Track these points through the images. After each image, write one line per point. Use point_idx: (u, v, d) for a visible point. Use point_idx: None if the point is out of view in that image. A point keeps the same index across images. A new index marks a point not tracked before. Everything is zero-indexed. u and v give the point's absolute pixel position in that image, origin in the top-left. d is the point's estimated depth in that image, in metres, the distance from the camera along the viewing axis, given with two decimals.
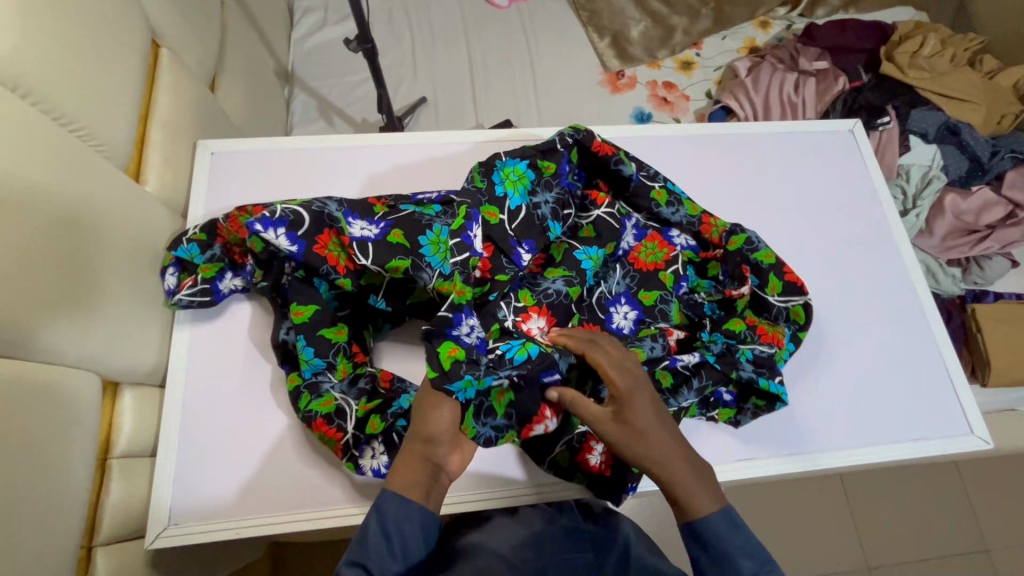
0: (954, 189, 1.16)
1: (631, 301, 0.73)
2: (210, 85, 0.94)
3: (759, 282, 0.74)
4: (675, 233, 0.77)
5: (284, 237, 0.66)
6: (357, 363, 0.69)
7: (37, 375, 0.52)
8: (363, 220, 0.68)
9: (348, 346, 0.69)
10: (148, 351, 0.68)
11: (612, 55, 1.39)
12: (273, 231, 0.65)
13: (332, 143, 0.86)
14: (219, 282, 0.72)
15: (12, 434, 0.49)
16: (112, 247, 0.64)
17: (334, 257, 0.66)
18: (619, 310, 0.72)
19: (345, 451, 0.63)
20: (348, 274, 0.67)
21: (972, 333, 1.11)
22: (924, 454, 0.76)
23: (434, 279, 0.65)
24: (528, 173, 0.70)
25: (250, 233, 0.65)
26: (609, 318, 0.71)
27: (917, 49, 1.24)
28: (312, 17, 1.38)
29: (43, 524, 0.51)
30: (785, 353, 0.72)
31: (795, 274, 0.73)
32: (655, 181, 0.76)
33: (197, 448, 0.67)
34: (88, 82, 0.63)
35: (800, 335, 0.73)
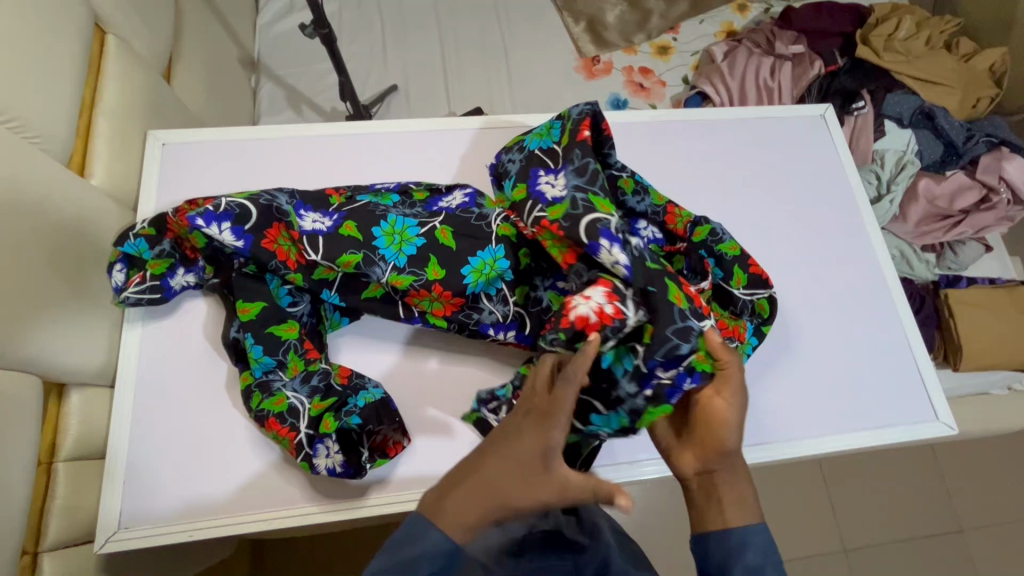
0: (928, 174, 1.15)
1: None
2: (165, 75, 0.91)
3: (723, 275, 0.72)
4: (642, 224, 0.74)
5: (228, 232, 0.64)
6: (310, 360, 0.66)
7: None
8: (315, 212, 0.67)
9: (300, 342, 0.67)
10: (96, 351, 0.66)
11: (587, 41, 1.36)
12: (216, 225, 0.64)
13: (290, 132, 0.83)
14: (169, 279, 0.69)
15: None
16: (53, 244, 0.61)
17: (284, 251, 0.66)
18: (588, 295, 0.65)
19: (298, 450, 0.62)
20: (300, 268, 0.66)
21: (945, 318, 1.11)
22: (891, 440, 0.76)
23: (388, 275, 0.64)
24: (549, 143, 0.69)
25: (191, 227, 0.64)
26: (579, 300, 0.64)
27: (893, 31, 1.22)
28: (278, 2, 1.34)
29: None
30: (748, 347, 0.71)
31: (760, 267, 0.72)
32: (622, 170, 0.73)
33: (149, 451, 0.65)
34: (22, 71, 0.60)
35: (764, 328, 0.72)
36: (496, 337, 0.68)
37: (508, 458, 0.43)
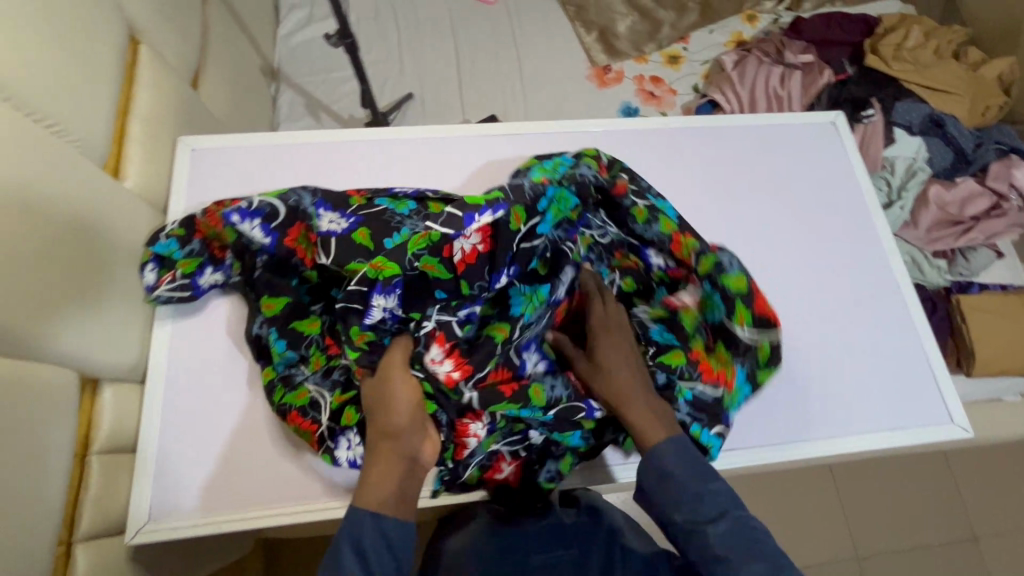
0: (939, 181, 1.16)
1: (539, 352, 0.67)
2: (193, 82, 0.94)
3: (727, 310, 0.70)
4: (651, 253, 0.73)
5: (258, 228, 0.67)
6: (331, 355, 0.68)
7: (14, 373, 0.52)
8: (333, 212, 0.67)
9: (321, 337, 0.69)
10: (129, 347, 0.68)
11: (599, 50, 1.39)
12: (249, 222, 0.66)
13: (314, 138, 0.85)
14: (198, 277, 0.71)
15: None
16: (90, 243, 0.63)
17: (304, 250, 0.67)
18: (531, 355, 0.65)
19: (320, 442, 0.64)
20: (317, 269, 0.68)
21: (958, 323, 1.12)
22: (905, 441, 0.77)
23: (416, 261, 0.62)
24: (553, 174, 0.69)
25: (225, 223, 0.67)
26: (523, 363, 0.64)
27: (902, 41, 1.24)
28: (297, 13, 1.37)
29: (21, 523, 0.51)
30: (734, 395, 0.71)
31: (766, 307, 0.70)
32: (640, 198, 0.71)
33: (177, 445, 0.67)
34: (64, 77, 0.62)
35: (756, 375, 0.72)
36: None
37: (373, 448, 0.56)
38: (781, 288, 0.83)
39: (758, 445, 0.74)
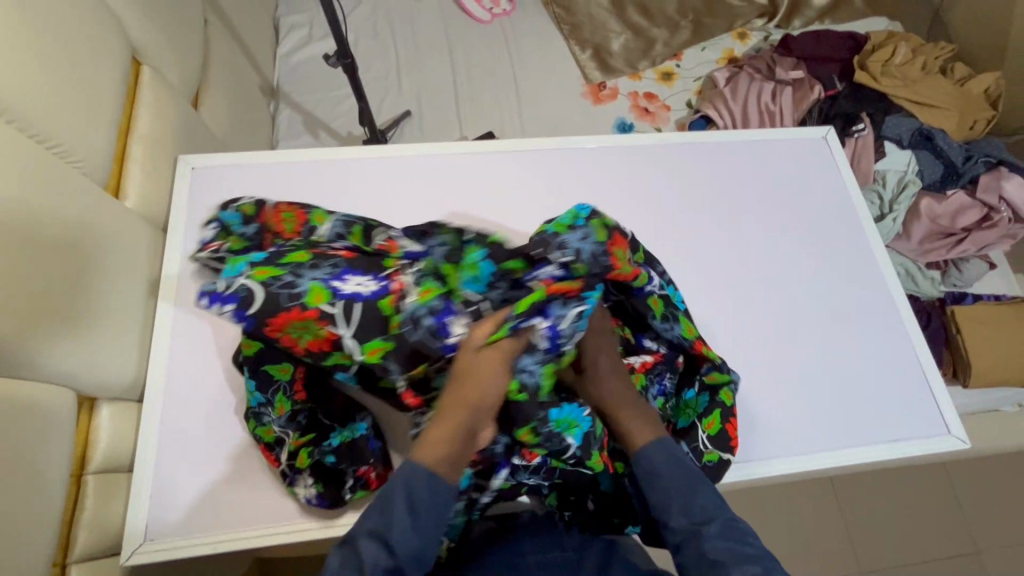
0: (930, 194, 1.17)
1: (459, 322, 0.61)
2: (193, 102, 0.95)
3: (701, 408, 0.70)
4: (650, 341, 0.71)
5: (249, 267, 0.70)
6: (299, 398, 0.66)
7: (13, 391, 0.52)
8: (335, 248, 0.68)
9: (289, 383, 0.66)
10: (126, 365, 0.68)
11: (594, 67, 1.42)
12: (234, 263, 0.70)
13: (311, 155, 0.86)
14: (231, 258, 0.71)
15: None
16: (89, 262, 0.64)
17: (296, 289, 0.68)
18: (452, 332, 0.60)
19: (281, 476, 0.66)
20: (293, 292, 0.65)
21: (953, 334, 1.13)
22: (903, 455, 0.77)
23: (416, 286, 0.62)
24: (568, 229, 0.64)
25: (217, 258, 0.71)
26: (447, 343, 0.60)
27: (889, 58, 1.26)
28: (297, 33, 1.40)
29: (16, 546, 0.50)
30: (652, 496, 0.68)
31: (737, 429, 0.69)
32: (655, 288, 0.68)
33: (175, 464, 0.66)
34: (68, 98, 0.63)
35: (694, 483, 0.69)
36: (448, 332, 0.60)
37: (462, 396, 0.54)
38: (781, 301, 0.84)
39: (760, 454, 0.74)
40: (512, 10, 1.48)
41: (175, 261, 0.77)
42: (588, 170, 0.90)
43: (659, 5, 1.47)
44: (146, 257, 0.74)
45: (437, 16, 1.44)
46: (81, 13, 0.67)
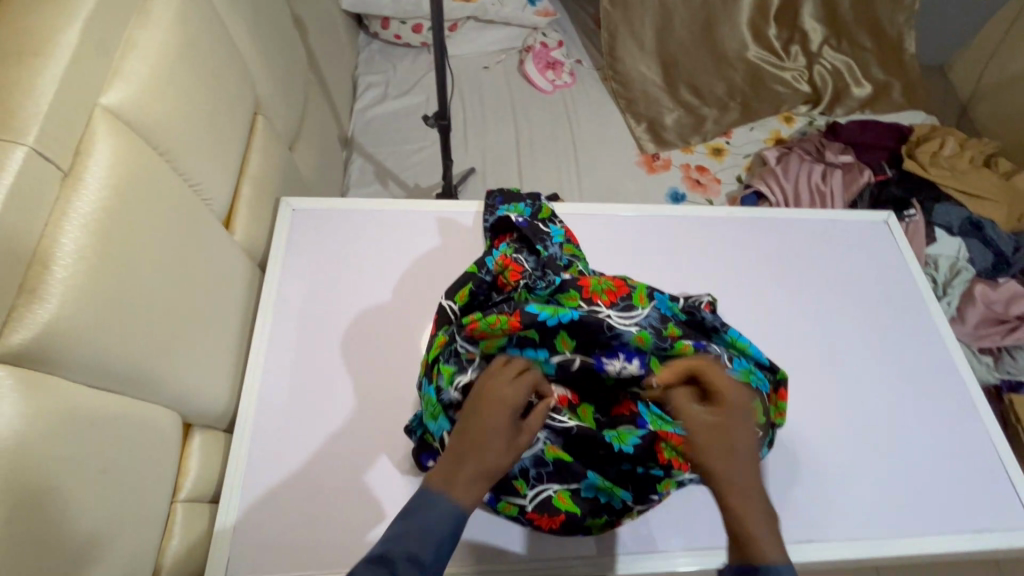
0: (983, 281, 1.19)
1: (631, 356, 0.67)
2: (290, 149, 1.02)
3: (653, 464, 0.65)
4: (613, 360, 0.66)
5: (632, 363, 0.67)
6: (502, 281, 0.73)
7: (123, 412, 0.53)
8: (619, 359, 0.67)
9: (488, 278, 0.74)
10: (221, 395, 0.69)
11: (648, 139, 1.50)
12: (621, 359, 0.67)
13: (401, 206, 0.91)
14: (635, 356, 0.67)
15: (92, 475, 0.49)
16: (203, 294, 0.67)
17: (597, 292, 0.70)
18: (615, 361, 0.66)
19: (520, 277, 0.72)
20: (570, 328, 0.67)
21: (1013, 424, 1.12)
22: (984, 547, 0.75)
23: (636, 327, 0.67)
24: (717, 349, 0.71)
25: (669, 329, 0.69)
26: (600, 361, 0.67)
27: (938, 149, 1.32)
28: (374, 91, 1.50)
29: (106, 567, 0.50)
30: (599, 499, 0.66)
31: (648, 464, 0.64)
32: (631, 324, 0.67)
33: (258, 495, 0.67)
34: (209, 141, 0.68)
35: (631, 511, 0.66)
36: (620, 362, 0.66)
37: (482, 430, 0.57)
38: (853, 383, 0.86)
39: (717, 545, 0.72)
40: (573, 82, 1.58)
41: (270, 296, 0.80)
42: (622, 237, 0.96)
43: (710, 88, 1.58)
44: (244, 290, 0.78)
45: (502, 84, 1.55)
46: (231, 67, 0.74)
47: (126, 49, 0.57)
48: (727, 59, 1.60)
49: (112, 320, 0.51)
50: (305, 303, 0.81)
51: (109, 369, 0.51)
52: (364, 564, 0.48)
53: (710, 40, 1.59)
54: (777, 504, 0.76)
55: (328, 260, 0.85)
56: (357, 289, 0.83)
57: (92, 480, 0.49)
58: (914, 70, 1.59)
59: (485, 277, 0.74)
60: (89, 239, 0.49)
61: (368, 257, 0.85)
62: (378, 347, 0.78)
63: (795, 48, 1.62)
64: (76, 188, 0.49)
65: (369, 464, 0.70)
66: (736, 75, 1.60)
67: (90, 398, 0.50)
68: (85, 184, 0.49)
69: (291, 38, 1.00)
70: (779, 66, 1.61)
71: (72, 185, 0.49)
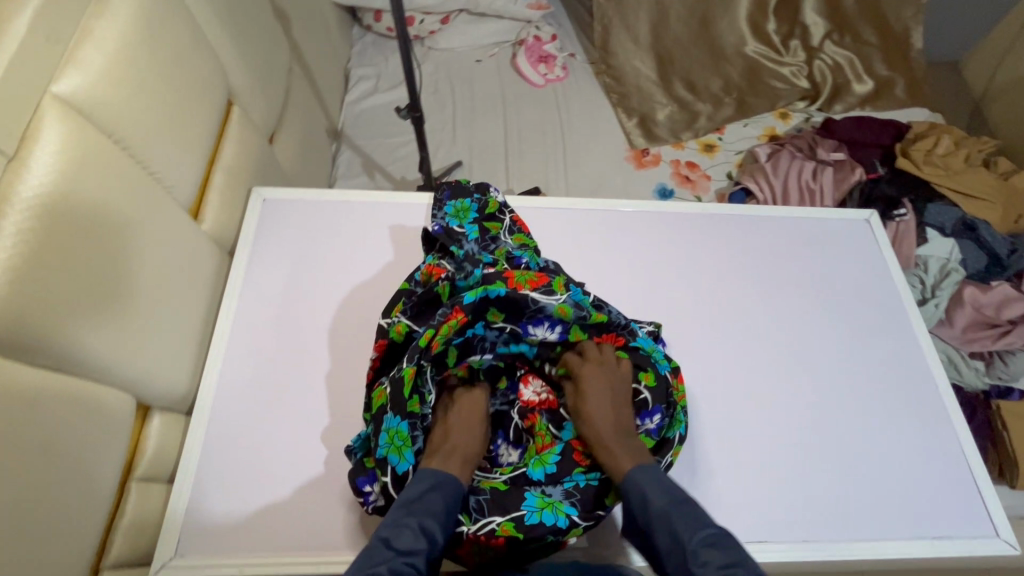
0: (973, 283, 1.16)
1: (556, 327, 0.73)
2: (270, 140, 1.03)
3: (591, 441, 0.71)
4: (536, 329, 0.72)
5: (551, 331, 0.73)
6: (431, 277, 0.76)
7: (68, 392, 0.55)
8: (541, 327, 0.72)
9: (420, 278, 0.77)
10: (181, 380, 0.72)
11: (639, 134, 1.49)
12: (541, 328, 0.72)
13: (372, 197, 0.92)
14: (556, 325, 0.72)
15: (35, 450, 0.51)
16: (163, 280, 0.68)
17: (522, 283, 0.71)
18: (540, 331, 0.72)
19: (443, 278, 0.75)
20: (499, 304, 0.71)
21: (999, 431, 1.08)
22: (946, 554, 0.74)
23: (556, 303, 0.70)
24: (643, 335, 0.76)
25: (587, 308, 0.72)
26: (526, 330, 0.72)
27: (931, 148, 1.29)
28: (365, 83, 1.51)
29: (50, 541, 0.52)
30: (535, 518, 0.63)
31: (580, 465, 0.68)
32: (554, 298, 0.71)
33: (213, 479, 0.69)
34: (172, 130, 0.69)
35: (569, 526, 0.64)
36: (538, 332, 0.72)
37: (460, 430, 0.67)
38: (822, 383, 0.85)
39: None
40: (565, 77, 1.57)
41: (237, 285, 0.82)
42: (595, 230, 0.95)
43: (705, 83, 1.56)
44: (211, 279, 0.80)
45: (494, 78, 1.55)
46: (200, 59, 0.75)
47: (81, 37, 0.58)
48: (723, 53, 1.57)
49: (56, 301, 0.52)
50: (272, 293, 0.82)
51: (55, 349, 0.53)
52: (397, 553, 0.55)
53: (706, 34, 1.56)
54: (737, 505, 0.75)
55: (297, 249, 0.86)
56: (324, 279, 0.84)
57: (34, 456, 0.50)
58: (918, 66, 1.54)
59: (415, 289, 0.76)
60: (29, 223, 0.50)
61: (336, 248, 0.87)
62: (341, 337, 0.79)
63: (794, 43, 1.58)
64: (20, 172, 0.50)
65: (324, 451, 0.72)
66: (733, 70, 1.57)
67: (32, 376, 0.51)
68: (31, 169, 0.51)
69: (272, 30, 1.01)
70: (777, 61, 1.58)
71: (16, 170, 0.50)
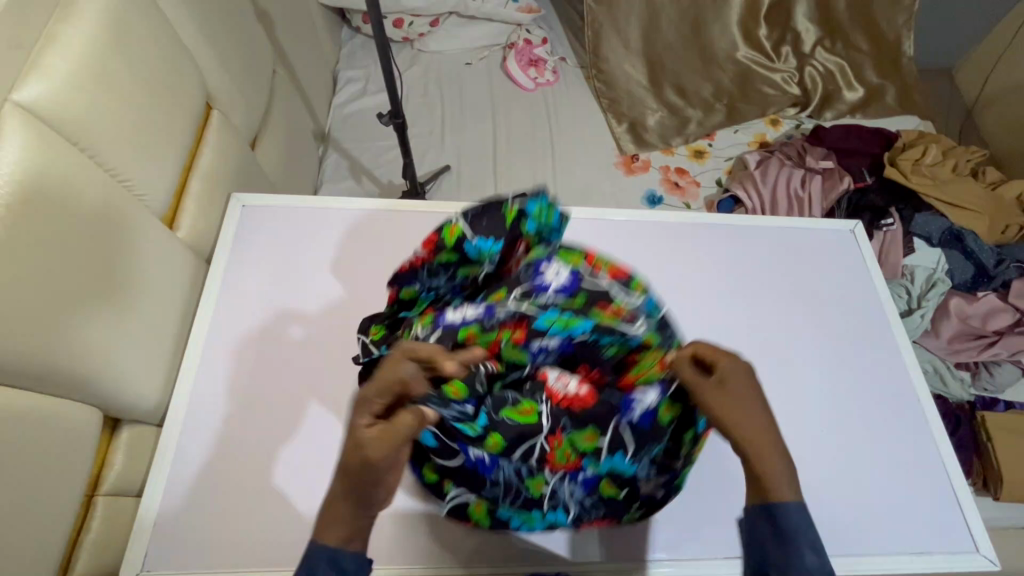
0: (959, 294, 1.17)
1: (570, 278, 0.68)
2: (252, 144, 1.02)
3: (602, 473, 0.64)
4: (549, 273, 0.67)
5: (562, 278, 0.67)
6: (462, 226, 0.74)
7: (28, 408, 0.53)
8: (554, 270, 0.68)
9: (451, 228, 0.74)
10: (153, 392, 0.70)
11: (628, 140, 1.48)
12: (552, 271, 0.67)
13: (353, 203, 0.91)
14: (571, 278, 0.68)
15: None
16: (133, 291, 0.67)
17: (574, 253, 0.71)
18: (549, 271, 0.67)
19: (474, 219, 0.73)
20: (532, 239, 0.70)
21: (984, 443, 1.08)
22: (926, 569, 0.73)
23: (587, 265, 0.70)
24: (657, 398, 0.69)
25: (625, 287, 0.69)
26: (538, 277, 0.67)
27: (920, 157, 1.28)
28: (353, 86, 1.49)
29: (7, 563, 0.50)
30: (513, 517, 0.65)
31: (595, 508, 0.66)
32: (597, 273, 0.70)
33: (184, 493, 0.68)
34: (143, 137, 0.68)
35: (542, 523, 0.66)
36: (546, 273, 0.67)
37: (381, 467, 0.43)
38: (804, 396, 0.84)
39: (646, 557, 0.69)
40: (555, 81, 1.56)
41: (212, 292, 0.81)
42: (581, 239, 0.94)
43: (695, 89, 1.55)
44: (187, 288, 0.78)
45: (484, 82, 1.54)
46: (175, 64, 0.74)
47: (43, 43, 0.56)
48: (715, 59, 1.56)
49: (14, 316, 0.51)
50: (249, 302, 0.81)
51: (14, 366, 0.51)
52: None
53: (698, 40, 1.55)
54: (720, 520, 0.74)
55: (275, 257, 0.85)
56: (302, 287, 0.83)
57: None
58: (910, 75, 1.54)
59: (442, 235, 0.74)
60: None
61: (315, 257, 0.85)
62: (318, 347, 0.78)
63: (786, 49, 1.58)
64: None
65: (300, 463, 0.71)
66: (724, 76, 1.56)
67: None
68: None
69: (254, 33, 1.00)
70: (768, 68, 1.58)
71: None
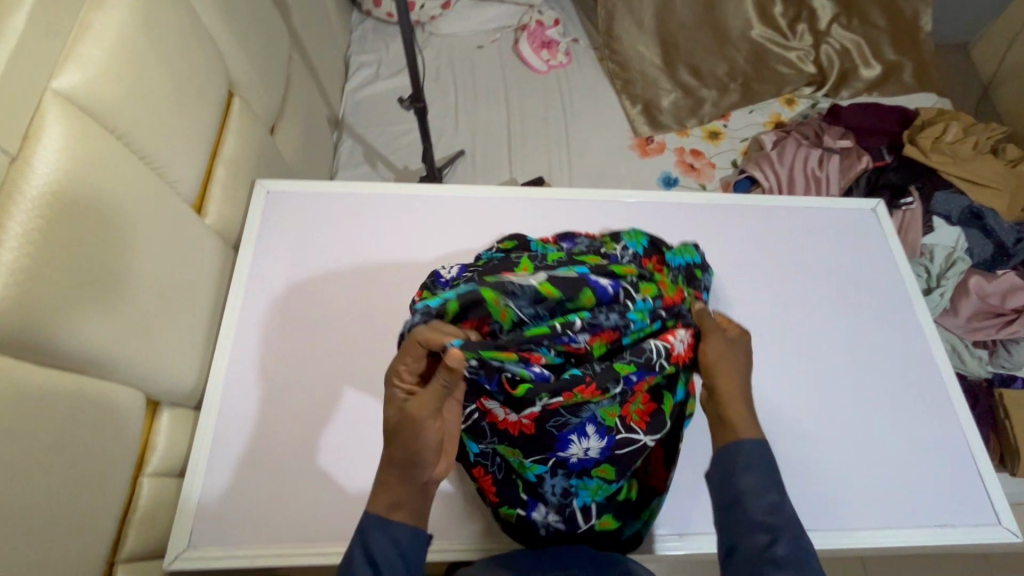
0: (979, 272, 1.16)
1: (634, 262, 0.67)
2: (271, 130, 1.02)
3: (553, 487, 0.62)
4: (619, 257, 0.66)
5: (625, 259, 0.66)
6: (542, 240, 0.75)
7: (80, 391, 0.55)
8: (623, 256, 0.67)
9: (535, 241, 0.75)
10: (190, 376, 0.72)
11: (643, 122, 1.47)
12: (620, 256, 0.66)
13: (375, 189, 0.91)
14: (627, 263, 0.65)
15: (50, 452, 0.51)
16: (169, 277, 0.68)
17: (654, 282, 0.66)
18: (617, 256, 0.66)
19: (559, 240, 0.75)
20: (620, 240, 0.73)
21: (1002, 419, 1.09)
22: (949, 541, 0.75)
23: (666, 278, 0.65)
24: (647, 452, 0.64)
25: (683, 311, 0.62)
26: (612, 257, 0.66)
27: (940, 135, 1.28)
28: (366, 70, 1.49)
29: (64, 540, 0.53)
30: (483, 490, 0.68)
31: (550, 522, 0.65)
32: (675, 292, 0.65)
33: (224, 473, 0.70)
34: (173, 123, 0.68)
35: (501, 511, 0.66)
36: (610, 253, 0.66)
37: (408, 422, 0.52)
38: (826, 374, 0.85)
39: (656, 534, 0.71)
40: (567, 62, 1.55)
41: (243, 278, 0.82)
42: (603, 220, 0.93)
43: (710, 68, 1.53)
44: (217, 274, 0.79)
45: (496, 64, 1.52)
46: (199, 50, 0.74)
47: (79, 31, 0.57)
48: (729, 38, 1.54)
49: (66, 302, 0.52)
50: (277, 288, 0.82)
51: (66, 352, 0.53)
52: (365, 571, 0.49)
53: (712, 18, 1.53)
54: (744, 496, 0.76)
55: (301, 242, 0.86)
56: (328, 272, 0.84)
57: (48, 457, 0.51)
58: (927, 50, 1.52)
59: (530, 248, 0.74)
60: (32, 221, 0.49)
61: (341, 243, 0.86)
62: (347, 331, 0.79)
63: (801, 27, 1.55)
64: (24, 171, 0.50)
65: (334, 443, 0.72)
66: (739, 55, 1.54)
67: (42, 377, 0.51)
68: (35, 168, 0.50)
69: (271, 19, 0.99)
70: (783, 46, 1.55)
71: (19, 169, 0.50)
